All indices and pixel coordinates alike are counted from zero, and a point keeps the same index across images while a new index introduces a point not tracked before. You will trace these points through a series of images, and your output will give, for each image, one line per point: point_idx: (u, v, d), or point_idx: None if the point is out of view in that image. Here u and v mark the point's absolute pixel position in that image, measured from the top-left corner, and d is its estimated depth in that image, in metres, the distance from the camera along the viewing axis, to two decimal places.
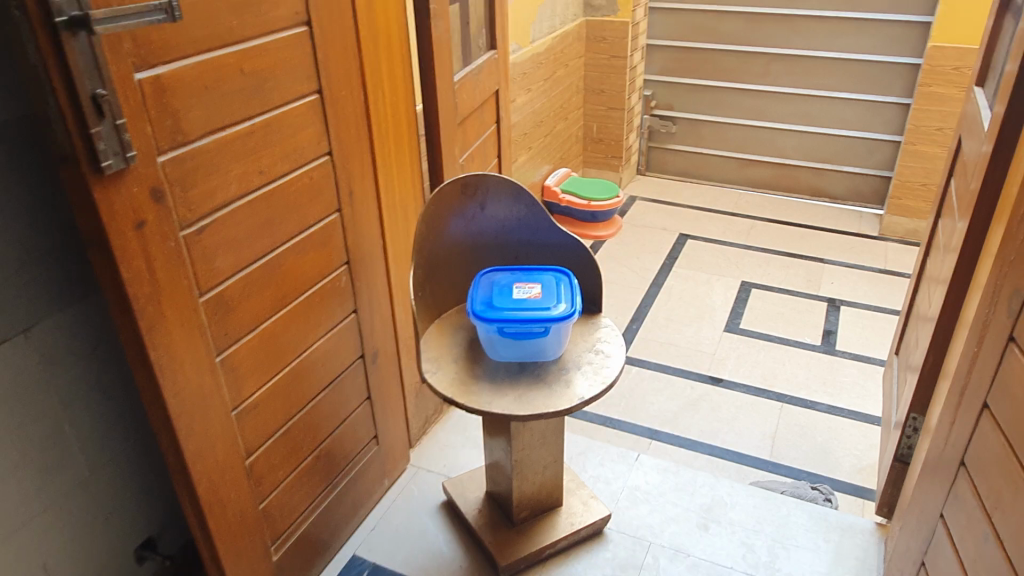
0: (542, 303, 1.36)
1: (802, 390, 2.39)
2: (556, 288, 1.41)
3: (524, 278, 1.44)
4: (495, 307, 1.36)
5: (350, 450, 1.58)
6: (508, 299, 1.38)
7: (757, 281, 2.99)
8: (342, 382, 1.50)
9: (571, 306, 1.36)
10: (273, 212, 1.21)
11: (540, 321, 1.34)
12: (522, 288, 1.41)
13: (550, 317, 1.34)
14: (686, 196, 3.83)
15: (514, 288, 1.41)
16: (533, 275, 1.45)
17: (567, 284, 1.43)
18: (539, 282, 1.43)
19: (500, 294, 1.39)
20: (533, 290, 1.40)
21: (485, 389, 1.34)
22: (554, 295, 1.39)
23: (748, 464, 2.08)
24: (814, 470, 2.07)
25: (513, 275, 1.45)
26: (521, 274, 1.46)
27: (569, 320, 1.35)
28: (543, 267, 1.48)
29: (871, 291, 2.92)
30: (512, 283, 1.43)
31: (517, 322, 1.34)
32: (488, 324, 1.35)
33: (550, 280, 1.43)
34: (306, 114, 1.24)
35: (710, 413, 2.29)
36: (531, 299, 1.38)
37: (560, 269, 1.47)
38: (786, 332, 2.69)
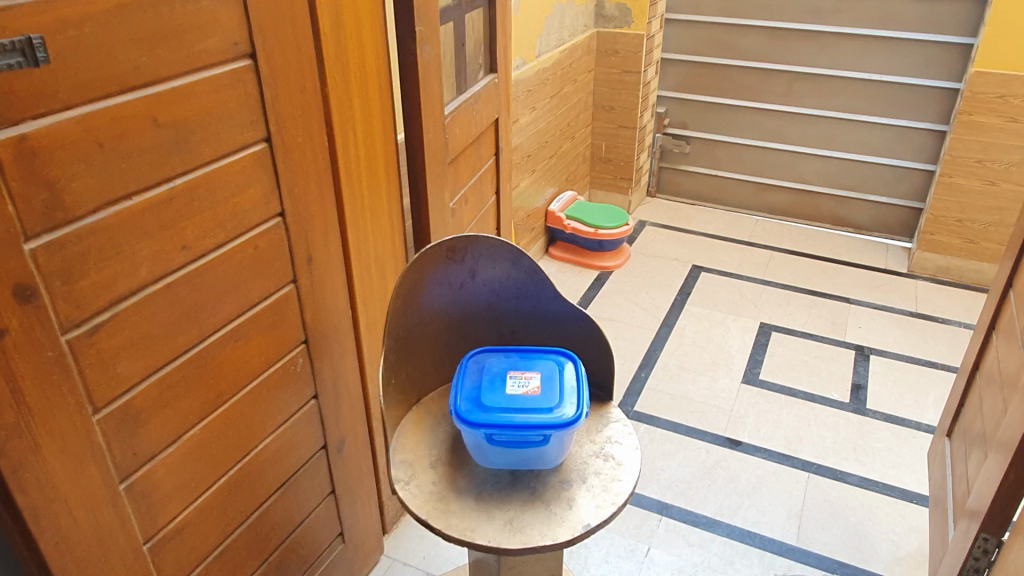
0: (542, 403, 1.11)
1: (828, 458, 2.10)
2: (561, 382, 1.16)
3: (521, 366, 1.20)
4: (484, 407, 1.11)
5: (308, 555, 1.33)
6: (500, 396, 1.13)
7: (778, 323, 2.73)
8: (299, 480, 1.25)
9: (578, 407, 1.11)
10: (202, 296, 0.97)
11: (539, 427, 1.08)
12: (518, 379, 1.16)
13: (552, 423, 1.08)
14: (699, 221, 3.56)
15: (508, 380, 1.16)
16: (532, 361, 1.21)
17: (574, 377, 1.18)
18: (538, 372, 1.18)
19: (491, 388, 1.15)
20: (531, 383, 1.16)
21: (466, 509, 1.08)
22: (558, 390, 1.14)
23: (771, 551, 1.82)
24: (848, 560, 1.80)
25: (507, 362, 1.21)
26: (517, 359, 1.22)
27: (575, 426, 1.10)
28: (544, 349, 1.24)
29: (903, 337, 2.64)
30: (505, 373, 1.18)
31: (510, 429, 1.09)
32: (475, 430, 1.09)
33: (553, 369, 1.18)
34: (248, 169, 0.99)
35: (728, 483, 2.02)
36: (529, 396, 1.13)
37: (563, 352, 1.24)
38: (810, 386, 2.40)
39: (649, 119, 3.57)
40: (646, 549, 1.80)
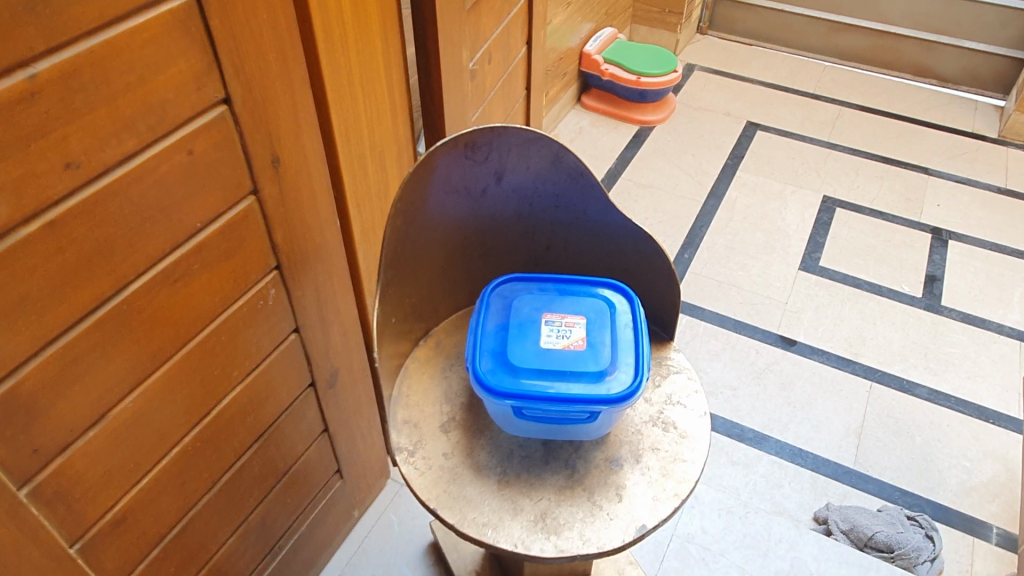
0: (589, 366, 0.84)
1: (894, 365, 1.86)
2: (612, 333, 0.89)
3: (559, 308, 0.92)
4: (512, 371, 0.84)
5: (299, 503, 1.13)
6: (533, 353, 0.86)
7: (844, 198, 2.38)
8: (282, 428, 1.02)
9: (635, 373, 0.85)
10: (113, 229, 0.66)
11: (584, 403, 0.82)
12: (557, 328, 0.89)
13: (602, 398, 0.82)
14: (756, 67, 3.09)
15: (542, 328, 0.89)
16: (572, 300, 0.93)
17: (629, 326, 0.90)
18: (583, 317, 0.90)
19: (521, 339, 0.87)
20: (574, 335, 0.88)
21: (486, 497, 0.85)
22: (609, 347, 0.87)
23: (824, 475, 1.63)
24: (910, 489, 1.60)
25: (541, 301, 0.93)
26: (554, 296, 0.93)
27: (632, 399, 0.83)
28: (587, 279, 0.95)
29: (988, 220, 2.30)
30: (539, 317, 0.90)
31: (547, 404, 0.83)
32: (499, 402, 0.83)
33: (602, 316, 0.90)
34: (166, 36, 0.65)
35: (780, 391, 1.80)
36: (572, 355, 0.86)
37: (612, 283, 0.95)
38: (877, 276, 2.11)
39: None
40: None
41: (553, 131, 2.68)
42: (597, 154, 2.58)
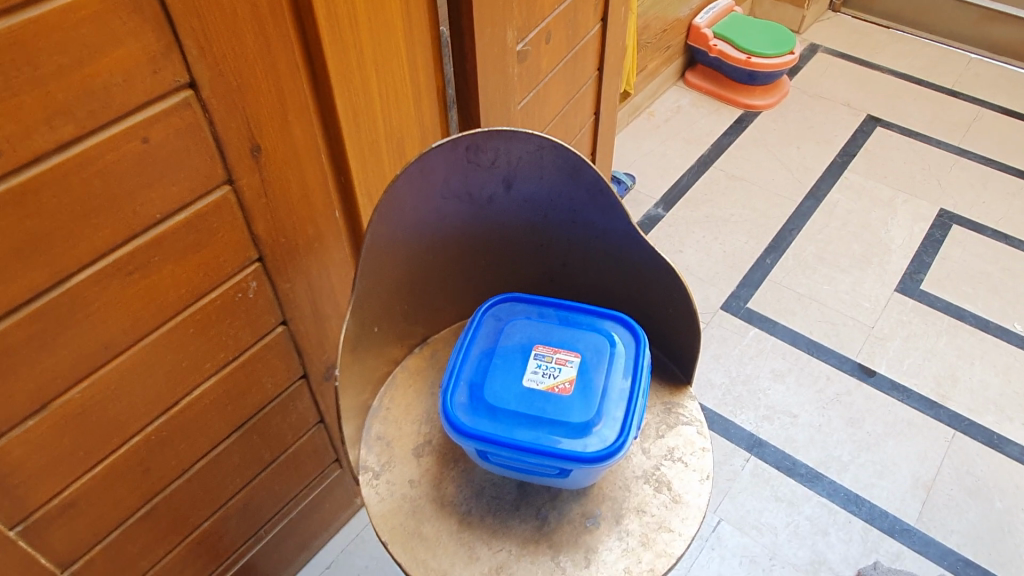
0: (570, 416, 0.75)
1: (986, 415, 1.62)
2: (607, 378, 0.79)
3: (555, 342, 0.83)
4: (484, 411, 0.76)
5: (289, 489, 1.11)
6: (512, 393, 0.77)
7: (963, 214, 2.10)
8: (268, 418, 0.99)
9: (621, 430, 0.75)
10: (50, 223, 0.63)
11: (556, 458, 0.73)
12: (545, 365, 0.80)
13: (577, 456, 0.73)
14: (890, 53, 2.76)
15: (529, 364, 0.80)
16: (572, 333, 0.83)
17: (629, 372, 0.80)
18: (578, 355, 0.81)
19: (504, 374, 0.79)
20: (562, 376, 0.79)
21: (442, 539, 0.78)
22: (599, 395, 0.77)
23: (878, 529, 1.45)
24: (979, 561, 1.40)
25: (537, 331, 0.84)
26: (552, 326, 0.84)
27: (613, 460, 0.74)
28: (594, 308, 0.86)
29: None
30: (529, 350, 0.82)
31: (515, 453, 0.74)
32: (466, 443, 0.76)
33: (599, 358, 0.80)
34: (110, 17, 0.59)
35: (845, 426, 1.62)
36: (554, 400, 0.77)
37: (621, 318, 0.85)
38: (986, 309, 1.85)
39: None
40: (715, 520, 1.46)
41: (648, 108, 2.51)
42: (691, 137, 2.39)
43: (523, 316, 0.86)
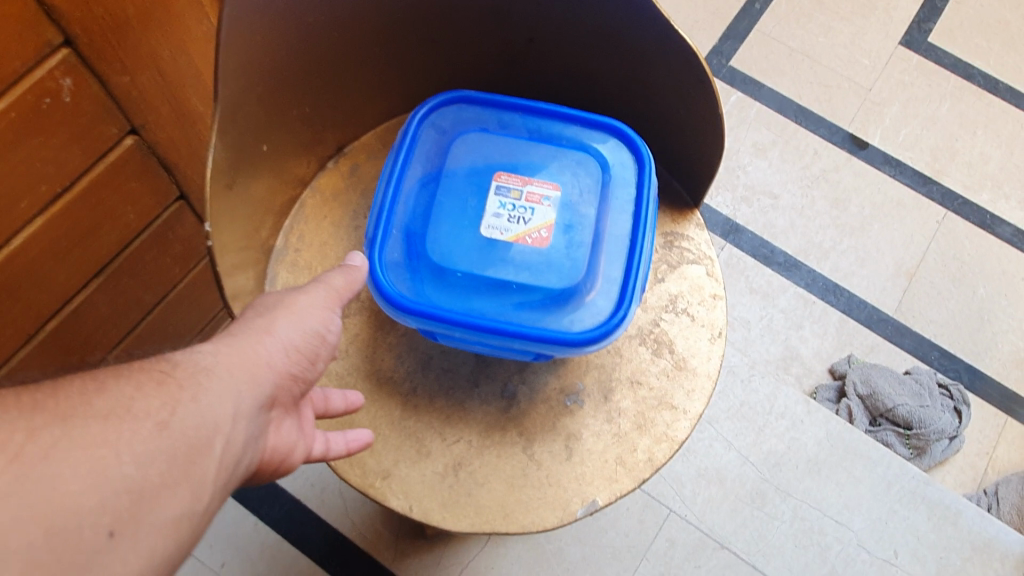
0: (547, 281, 0.56)
1: (981, 192, 1.48)
2: (598, 222, 0.59)
3: (523, 169, 0.61)
4: (430, 274, 0.57)
5: (187, 325, 0.91)
6: (468, 246, 0.57)
7: None
8: (139, 255, 0.76)
9: (619, 301, 0.56)
10: None
11: (531, 342, 0.54)
12: (511, 205, 0.59)
13: (558, 340, 0.53)
14: None
15: (489, 202, 0.59)
16: (545, 155, 0.62)
17: (626, 211, 0.60)
18: (557, 188, 0.60)
19: (455, 220, 0.58)
20: (535, 220, 0.58)
21: (382, 430, 0.61)
22: (588, 248, 0.58)
23: (854, 321, 1.36)
24: (952, 351, 1.34)
25: (497, 150, 0.62)
26: (520, 146, 0.62)
27: (607, 342, 0.55)
28: (577, 115, 0.63)
29: None
30: (488, 181, 0.60)
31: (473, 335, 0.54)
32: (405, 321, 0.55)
33: (585, 194, 0.60)
34: None
35: (829, 208, 1.46)
36: (525, 256, 0.57)
37: (614, 128, 0.62)
38: (996, 66, 1.61)
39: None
40: None
41: None
42: None
43: (478, 128, 0.63)
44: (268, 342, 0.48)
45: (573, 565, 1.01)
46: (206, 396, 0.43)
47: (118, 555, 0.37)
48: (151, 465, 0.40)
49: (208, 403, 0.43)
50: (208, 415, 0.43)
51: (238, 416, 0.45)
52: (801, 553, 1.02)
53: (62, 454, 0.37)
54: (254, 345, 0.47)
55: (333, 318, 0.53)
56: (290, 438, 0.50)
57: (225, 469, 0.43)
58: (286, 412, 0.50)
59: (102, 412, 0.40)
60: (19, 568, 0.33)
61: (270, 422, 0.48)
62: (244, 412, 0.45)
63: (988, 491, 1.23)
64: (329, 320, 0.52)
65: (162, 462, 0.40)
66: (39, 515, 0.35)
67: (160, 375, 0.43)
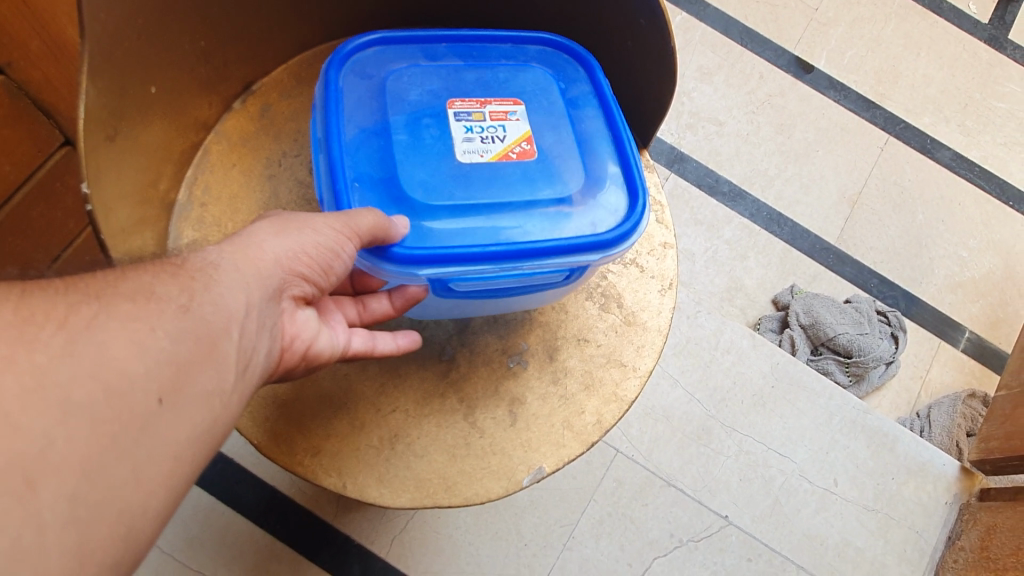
0: (545, 191, 0.56)
1: (923, 116, 1.47)
2: (574, 127, 0.60)
3: (473, 93, 0.60)
4: (411, 212, 0.54)
5: None
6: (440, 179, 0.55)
7: None
8: (25, 209, 0.73)
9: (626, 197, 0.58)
10: None
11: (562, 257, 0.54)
12: (479, 127, 0.58)
13: (597, 242, 0.54)
14: None
15: (453, 127, 0.57)
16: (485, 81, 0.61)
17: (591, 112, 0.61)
18: (517, 102, 0.60)
19: (416, 157, 0.56)
20: (509, 135, 0.58)
21: (310, 402, 0.57)
22: (576, 153, 0.58)
23: (799, 250, 1.35)
24: (891, 278, 1.35)
25: (434, 83, 0.60)
26: (464, 77, 0.61)
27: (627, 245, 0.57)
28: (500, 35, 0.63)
29: None
30: (442, 109, 0.58)
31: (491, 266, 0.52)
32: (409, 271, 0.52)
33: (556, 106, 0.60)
34: None
35: (775, 135, 1.42)
36: (515, 172, 0.56)
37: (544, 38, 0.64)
38: None
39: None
40: None
41: None
42: None
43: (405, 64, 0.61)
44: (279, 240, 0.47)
45: (522, 510, 1.00)
46: (221, 285, 0.43)
47: (168, 421, 0.38)
48: (184, 339, 0.39)
49: (223, 286, 0.43)
50: (226, 305, 0.42)
51: (251, 307, 0.44)
52: (746, 486, 1.04)
53: (102, 323, 0.37)
54: (264, 246, 0.47)
55: (363, 219, 0.48)
56: (308, 326, 0.50)
57: (252, 354, 0.44)
58: (301, 303, 0.50)
59: (128, 293, 0.39)
60: (82, 429, 0.34)
61: (283, 311, 0.48)
62: (255, 303, 0.44)
63: (921, 414, 1.26)
64: (359, 221, 0.48)
65: (190, 338, 0.39)
66: (95, 378, 0.35)
67: (171, 266, 0.42)
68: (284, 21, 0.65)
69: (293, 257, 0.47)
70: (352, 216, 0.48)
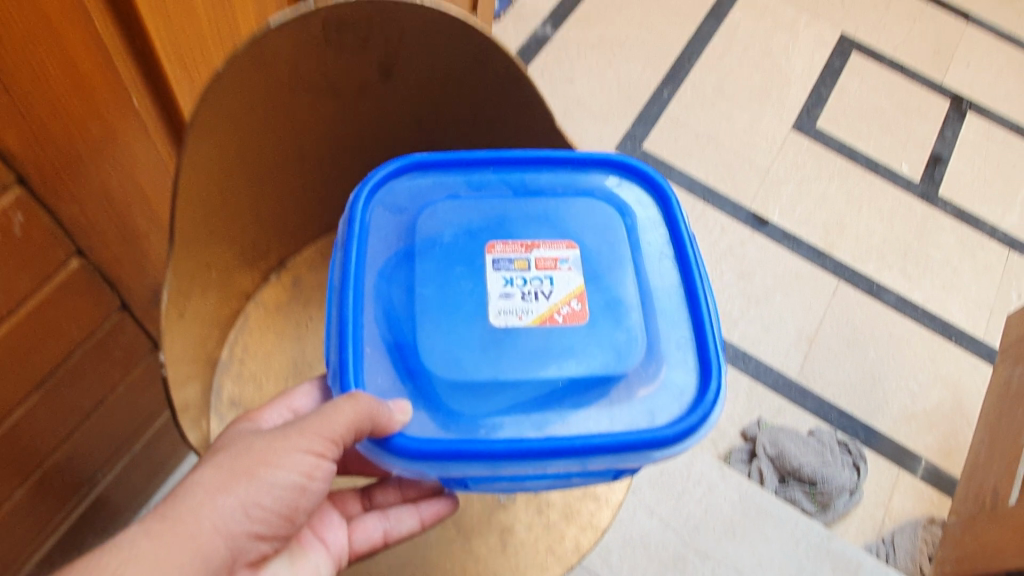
0: (606, 367, 0.62)
1: (868, 262, 1.64)
2: (635, 285, 0.66)
3: (519, 239, 0.67)
4: (450, 386, 0.60)
5: (125, 417, 1.01)
6: (479, 345, 0.61)
7: (864, 39, 1.95)
8: (81, 362, 0.85)
9: (697, 375, 0.63)
10: None
11: (619, 454, 0.58)
12: (521, 279, 0.64)
13: (656, 440, 0.58)
14: None
15: (492, 280, 0.64)
16: (536, 217, 0.69)
17: (664, 261, 0.68)
18: (572, 247, 0.67)
19: (458, 318, 0.63)
20: (557, 298, 0.64)
21: None
22: (632, 310, 0.64)
23: (764, 385, 1.48)
24: (850, 410, 1.47)
25: (479, 222, 0.68)
26: (521, 220, 0.68)
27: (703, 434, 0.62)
28: (566, 153, 0.72)
29: (1018, 91, 1.91)
30: (482, 257, 0.65)
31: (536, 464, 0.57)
32: (421, 469, 0.58)
33: (610, 258, 0.67)
34: None
35: (737, 281, 1.59)
36: (563, 339, 0.62)
37: (611, 158, 0.73)
38: (876, 148, 1.79)
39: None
40: None
41: None
42: None
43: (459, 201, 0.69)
44: (224, 499, 0.52)
45: None
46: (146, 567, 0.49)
47: None
48: None
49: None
50: None
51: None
52: None
53: None
54: (206, 506, 0.52)
55: (345, 411, 0.53)
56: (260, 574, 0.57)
57: None
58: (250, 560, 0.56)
59: None
60: None
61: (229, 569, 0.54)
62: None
63: (885, 540, 1.34)
64: (342, 415, 0.54)
65: None
66: None
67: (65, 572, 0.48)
68: (315, 210, 0.81)
69: (254, 505, 0.54)
70: (331, 410, 0.54)
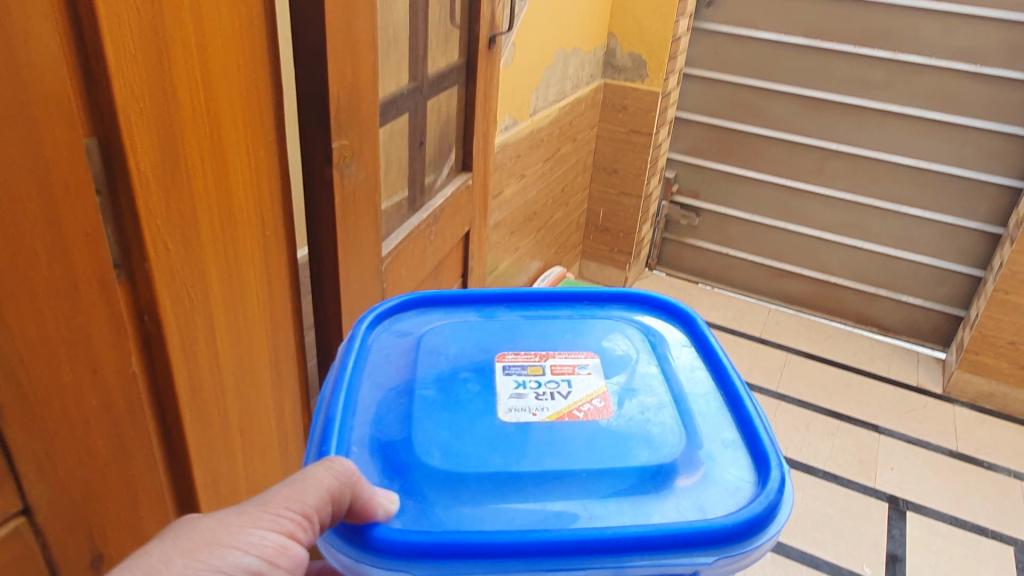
0: (647, 458, 0.63)
1: None
2: (665, 389, 0.72)
3: (533, 356, 0.75)
4: (446, 478, 0.61)
5: None
6: (488, 441, 0.64)
7: (798, 459, 2.20)
8: None
9: (754, 471, 0.64)
10: None
11: (662, 551, 0.57)
12: (535, 385, 0.70)
13: (712, 533, 0.58)
14: (702, 305, 2.99)
15: (507, 385, 0.70)
16: (548, 338, 0.77)
17: (697, 375, 0.75)
18: (591, 357, 0.75)
19: (464, 416, 0.67)
20: (579, 400, 0.69)
21: None
22: (663, 408, 0.69)
23: None
24: None
25: (488, 341, 0.76)
26: (534, 340, 0.77)
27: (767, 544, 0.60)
28: (578, 292, 0.83)
29: (943, 486, 2.14)
30: (493, 365, 0.73)
31: (559, 563, 0.56)
32: (413, 571, 0.56)
33: (632, 369, 0.74)
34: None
35: None
36: (595, 425, 0.66)
37: (628, 294, 0.84)
38: (834, 553, 1.89)
39: (665, 140, 2.88)
40: None
41: None
42: None
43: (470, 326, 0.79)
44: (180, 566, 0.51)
45: None
46: None
47: None
48: None
49: None
50: None
51: None
52: None
53: None
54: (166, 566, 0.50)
55: (323, 476, 0.56)
56: None
57: None
58: None
59: None
60: None
61: None
62: None
63: None
64: (321, 480, 0.56)
65: None
66: None
67: None
68: None
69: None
70: (310, 476, 0.56)
